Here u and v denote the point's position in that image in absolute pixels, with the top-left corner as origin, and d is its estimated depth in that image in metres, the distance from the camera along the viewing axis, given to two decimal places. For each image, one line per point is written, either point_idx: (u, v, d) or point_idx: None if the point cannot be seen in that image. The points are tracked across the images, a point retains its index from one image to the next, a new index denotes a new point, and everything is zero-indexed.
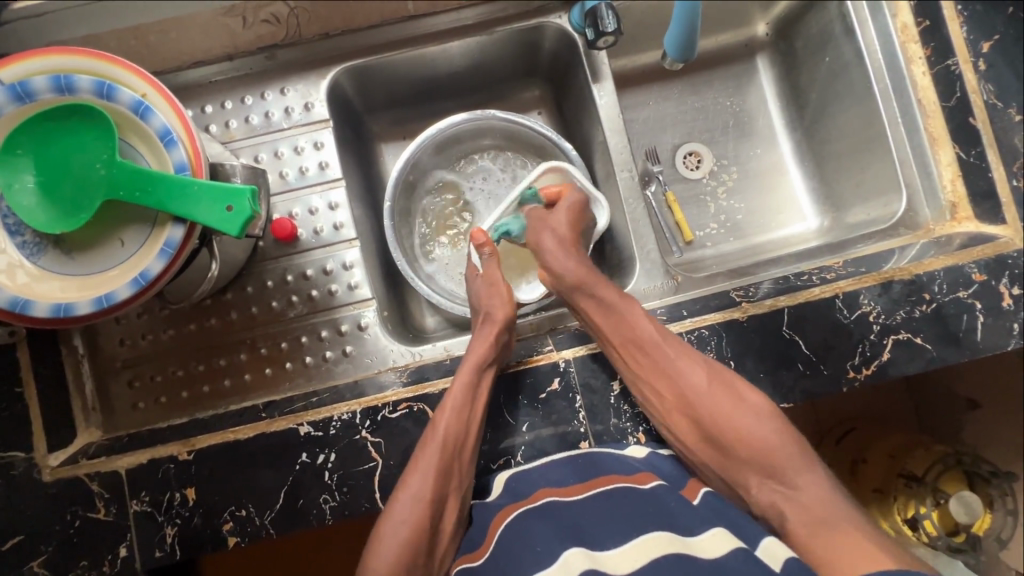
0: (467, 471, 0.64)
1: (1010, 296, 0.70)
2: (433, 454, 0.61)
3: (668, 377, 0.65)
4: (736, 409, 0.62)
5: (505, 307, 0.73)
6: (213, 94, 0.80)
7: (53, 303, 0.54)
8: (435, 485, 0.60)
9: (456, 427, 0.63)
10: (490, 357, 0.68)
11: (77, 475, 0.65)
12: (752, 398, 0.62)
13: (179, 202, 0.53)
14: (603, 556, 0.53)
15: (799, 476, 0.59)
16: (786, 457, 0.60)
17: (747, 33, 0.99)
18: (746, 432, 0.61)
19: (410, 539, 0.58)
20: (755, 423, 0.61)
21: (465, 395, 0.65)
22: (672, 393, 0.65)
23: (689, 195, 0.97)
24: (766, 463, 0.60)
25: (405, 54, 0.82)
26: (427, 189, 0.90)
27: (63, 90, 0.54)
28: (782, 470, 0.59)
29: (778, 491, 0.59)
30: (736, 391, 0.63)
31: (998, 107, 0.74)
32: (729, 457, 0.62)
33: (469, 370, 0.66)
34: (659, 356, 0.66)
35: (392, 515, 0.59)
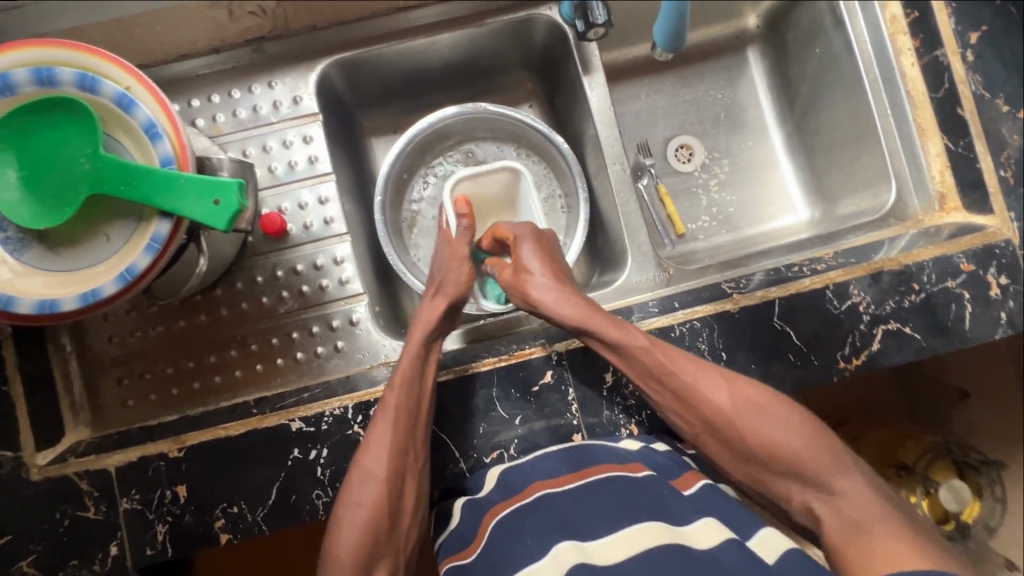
0: (423, 452, 0.63)
1: (998, 286, 0.70)
2: (386, 429, 0.61)
3: (691, 401, 0.62)
4: (764, 427, 0.60)
5: (459, 284, 0.73)
6: (200, 88, 0.79)
7: (37, 299, 0.53)
8: (388, 460, 0.60)
9: (406, 402, 0.63)
10: (435, 330, 0.69)
11: (66, 474, 0.64)
12: (782, 414, 0.60)
13: (165, 196, 0.53)
14: (592, 546, 0.54)
15: (836, 481, 0.57)
16: (824, 466, 0.57)
17: (737, 26, 0.99)
18: (781, 448, 0.59)
19: (367, 518, 0.58)
20: (745, 415, 0.60)
21: (414, 368, 0.65)
22: (700, 418, 0.63)
23: (681, 188, 0.97)
24: (805, 476, 0.58)
25: (394, 47, 0.81)
26: (418, 185, 0.89)
27: (44, 83, 0.53)
28: (825, 482, 0.57)
29: (819, 502, 0.58)
30: (761, 405, 0.61)
31: (986, 98, 0.75)
32: (744, 462, 0.61)
33: (416, 343, 0.67)
34: (687, 383, 0.62)
35: (350, 493, 0.60)
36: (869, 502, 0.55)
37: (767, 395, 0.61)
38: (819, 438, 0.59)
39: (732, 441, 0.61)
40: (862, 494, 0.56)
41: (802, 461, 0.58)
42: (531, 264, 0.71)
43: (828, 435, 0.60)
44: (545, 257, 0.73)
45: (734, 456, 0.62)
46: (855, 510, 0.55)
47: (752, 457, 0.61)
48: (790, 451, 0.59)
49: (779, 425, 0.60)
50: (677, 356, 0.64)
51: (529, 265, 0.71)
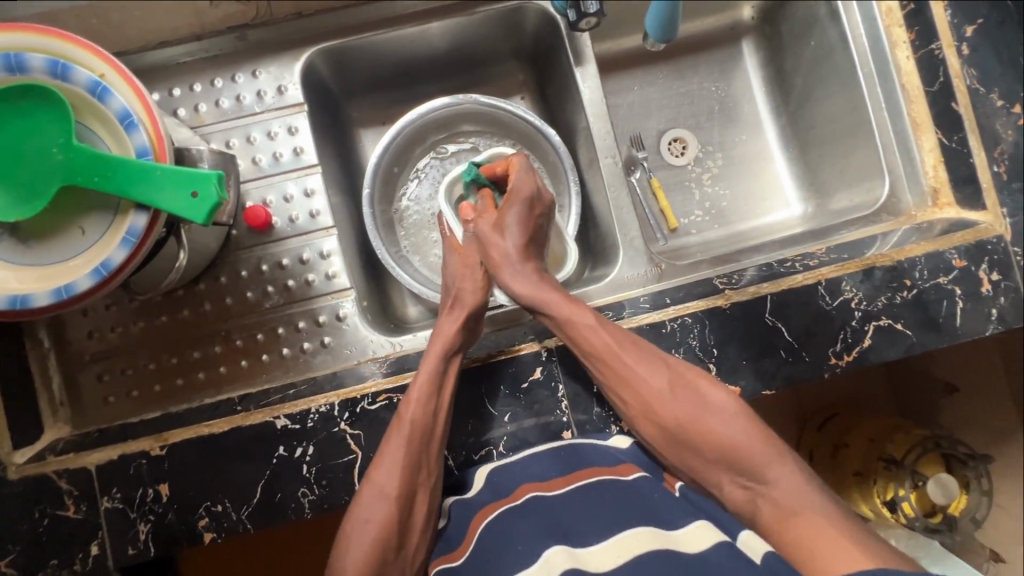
0: (434, 468, 0.62)
1: (990, 282, 0.70)
2: (399, 446, 0.61)
3: (627, 381, 0.62)
4: (695, 408, 0.61)
5: (476, 294, 0.71)
6: (181, 76, 0.77)
7: (9, 294, 0.52)
8: (401, 479, 0.60)
9: (421, 422, 0.62)
10: (455, 344, 0.67)
11: (44, 473, 0.63)
12: (714, 395, 0.61)
13: (140, 188, 0.51)
14: (584, 553, 0.53)
15: (772, 470, 0.57)
16: (756, 451, 0.58)
17: (731, 17, 0.97)
18: (713, 431, 0.60)
19: (377, 535, 0.58)
20: (712, 417, 0.60)
21: (431, 384, 0.63)
22: (636, 398, 0.63)
23: (674, 181, 0.96)
24: (733, 462, 0.58)
25: (382, 35, 0.79)
26: (409, 178, 0.88)
27: (13, 70, 0.51)
28: (750, 467, 0.57)
29: (747, 488, 0.58)
30: (692, 388, 0.62)
31: (981, 92, 0.74)
32: (705, 466, 0.60)
33: (434, 359, 0.65)
34: (625, 362, 0.63)
35: (358, 509, 0.59)
36: (799, 489, 0.55)
37: (698, 380, 0.62)
38: (748, 420, 0.59)
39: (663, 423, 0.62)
40: (792, 483, 0.55)
41: (735, 446, 0.58)
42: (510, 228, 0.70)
43: (759, 422, 0.60)
44: (524, 223, 0.71)
45: (671, 441, 0.62)
46: (787, 499, 0.54)
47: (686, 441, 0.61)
48: (713, 426, 0.60)
49: (746, 429, 0.59)
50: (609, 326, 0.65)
51: (507, 227, 0.70)
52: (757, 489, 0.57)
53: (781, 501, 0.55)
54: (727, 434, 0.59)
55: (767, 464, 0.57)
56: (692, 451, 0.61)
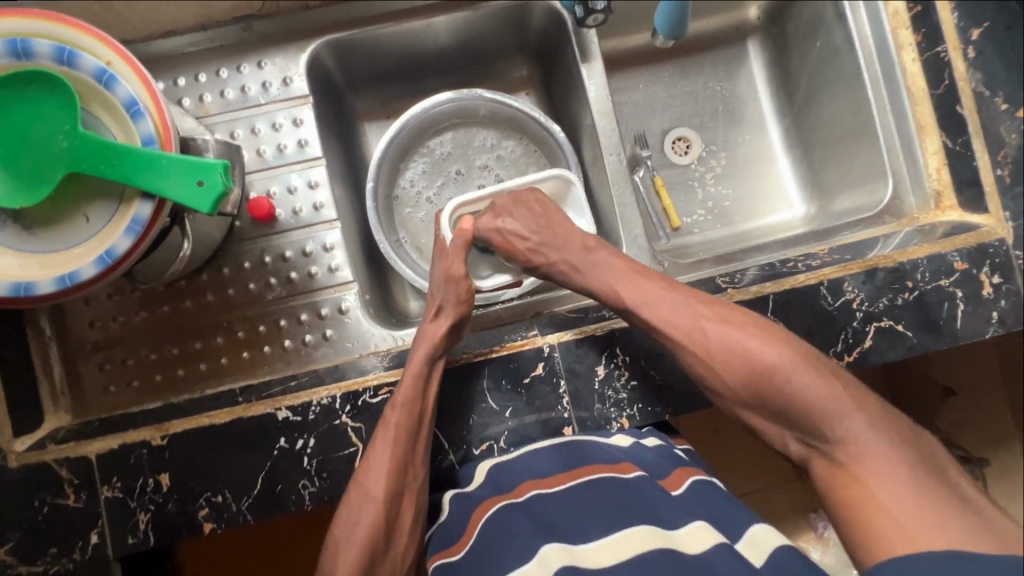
0: (421, 469, 0.62)
1: (991, 285, 0.70)
2: (386, 448, 0.60)
3: (688, 338, 0.60)
4: (760, 365, 0.56)
5: (461, 301, 0.69)
6: (187, 66, 0.76)
7: (12, 281, 0.51)
8: (388, 481, 0.59)
9: (407, 422, 0.62)
10: (439, 350, 0.66)
11: (45, 461, 0.63)
12: (771, 352, 0.55)
13: (146, 177, 0.51)
14: (582, 550, 0.53)
15: (836, 429, 0.52)
16: (823, 406, 0.52)
17: (737, 16, 0.98)
18: (776, 388, 0.55)
19: (365, 538, 0.57)
20: (793, 374, 0.54)
21: (416, 387, 0.63)
22: (710, 352, 0.59)
23: (677, 180, 0.97)
24: (793, 420, 0.54)
25: (388, 28, 0.79)
26: (413, 172, 0.88)
27: (20, 56, 0.51)
28: (815, 423, 0.53)
29: (812, 447, 0.54)
30: (757, 346, 0.56)
31: (985, 95, 0.74)
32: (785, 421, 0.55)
33: (418, 361, 0.65)
34: (689, 323, 0.60)
35: (348, 512, 0.59)
36: (873, 447, 0.50)
37: (766, 336, 0.57)
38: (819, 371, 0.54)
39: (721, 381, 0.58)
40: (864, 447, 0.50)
41: (796, 399, 0.53)
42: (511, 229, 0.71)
43: (833, 372, 0.55)
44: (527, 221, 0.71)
45: (732, 399, 0.58)
46: (859, 462, 0.50)
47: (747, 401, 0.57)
48: (774, 384, 0.55)
49: (830, 386, 0.53)
50: (673, 296, 0.62)
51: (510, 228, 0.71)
52: (823, 448, 0.53)
53: (852, 460, 0.50)
54: (810, 389, 0.53)
55: (834, 419, 0.52)
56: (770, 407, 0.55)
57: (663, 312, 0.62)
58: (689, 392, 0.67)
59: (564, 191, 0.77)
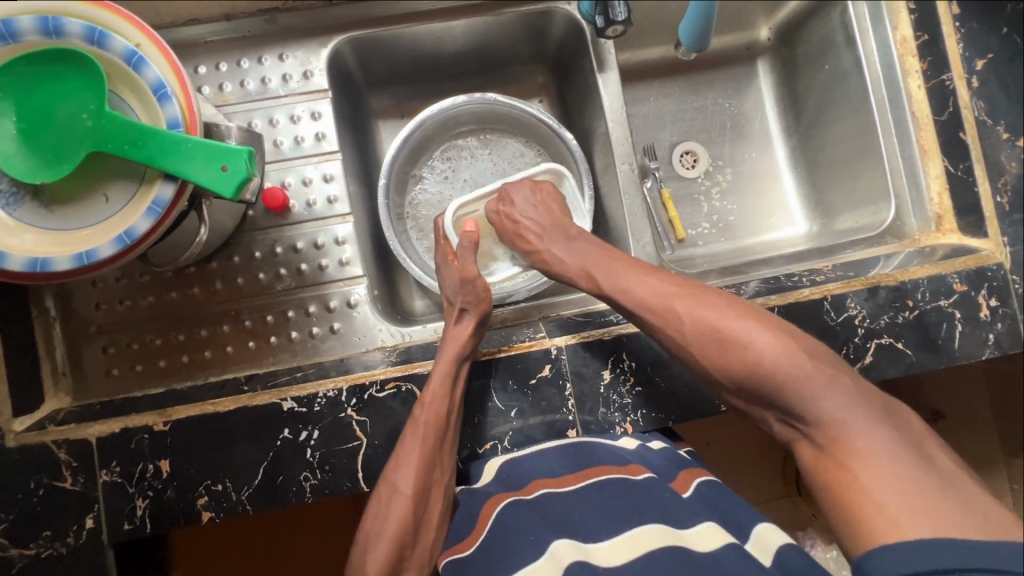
0: (449, 465, 0.62)
1: (988, 307, 0.72)
2: (414, 447, 0.60)
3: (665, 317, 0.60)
4: (733, 342, 0.56)
5: (478, 297, 0.71)
6: (209, 54, 0.77)
7: (29, 257, 0.51)
8: (416, 478, 0.59)
9: (434, 421, 0.61)
10: (467, 349, 0.67)
11: (43, 442, 0.62)
12: (752, 329, 0.56)
13: (170, 159, 0.51)
14: (593, 548, 0.55)
15: (818, 409, 0.51)
16: (795, 385, 0.52)
17: (749, 37, 1.00)
18: (753, 368, 0.54)
19: (394, 534, 0.57)
20: (775, 358, 0.53)
21: (443, 386, 0.63)
22: (695, 340, 0.58)
23: (683, 193, 0.98)
24: (775, 399, 0.54)
25: (409, 29, 0.80)
26: (435, 159, 0.89)
27: (51, 34, 0.51)
28: (792, 403, 0.52)
29: (794, 427, 0.53)
30: (735, 325, 0.56)
31: (988, 123, 0.76)
32: (764, 404, 0.55)
33: (449, 360, 0.65)
34: (667, 306, 0.61)
35: (378, 508, 0.59)
36: (841, 436, 0.50)
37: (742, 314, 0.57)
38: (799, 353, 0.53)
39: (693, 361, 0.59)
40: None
41: (771, 377, 0.53)
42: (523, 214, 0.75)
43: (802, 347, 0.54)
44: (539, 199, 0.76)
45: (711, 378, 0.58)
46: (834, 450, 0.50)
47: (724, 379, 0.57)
48: (753, 363, 0.54)
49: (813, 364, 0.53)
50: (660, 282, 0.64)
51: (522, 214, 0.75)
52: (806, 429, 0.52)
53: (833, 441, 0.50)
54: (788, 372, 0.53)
55: (811, 396, 0.51)
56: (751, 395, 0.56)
57: (644, 294, 0.63)
58: (694, 401, 0.67)
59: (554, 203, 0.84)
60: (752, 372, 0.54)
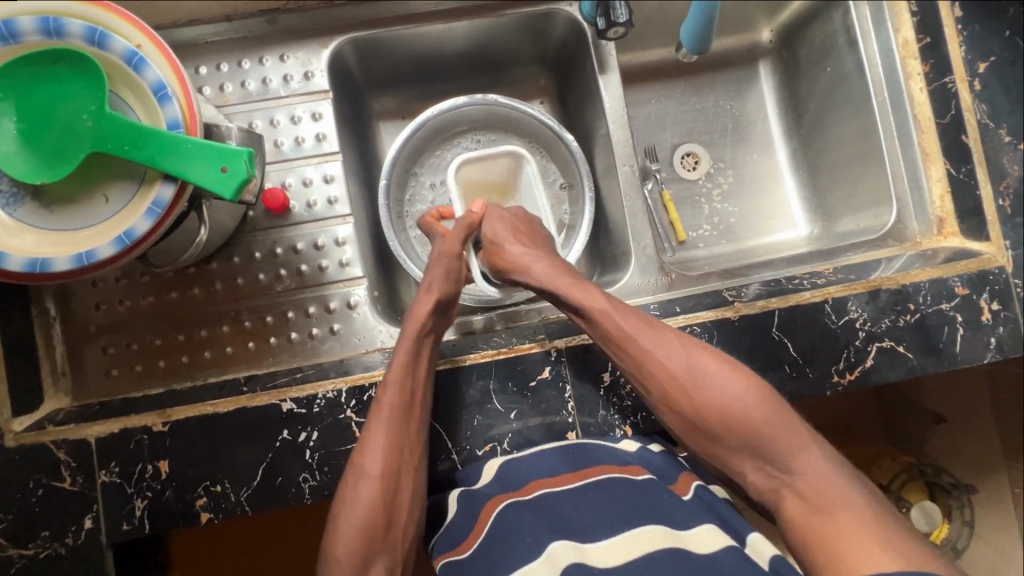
0: (418, 448, 0.62)
1: (990, 311, 0.72)
2: (380, 427, 0.60)
3: (648, 368, 0.62)
4: (702, 395, 0.61)
5: (445, 282, 0.71)
6: (210, 54, 0.77)
7: (29, 257, 0.51)
8: (382, 458, 0.59)
9: (399, 400, 0.62)
10: (426, 326, 0.67)
11: (42, 442, 0.62)
12: (735, 383, 0.60)
13: (170, 159, 0.51)
14: (590, 549, 0.57)
15: (797, 460, 0.57)
16: (778, 437, 0.58)
17: (751, 38, 1.00)
18: (739, 422, 0.59)
19: (364, 514, 0.57)
20: (738, 407, 0.59)
21: (406, 366, 0.63)
22: (657, 386, 0.62)
23: (684, 195, 0.98)
24: (759, 450, 0.58)
25: (410, 30, 0.80)
26: (436, 160, 0.89)
27: (51, 34, 0.51)
28: (774, 455, 0.58)
29: (773, 476, 0.58)
30: (699, 377, 0.61)
31: (990, 126, 0.76)
32: (724, 446, 0.61)
33: (407, 343, 0.65)
34: (631, 348, 0.63)
35: (345, 490, 0.59)
36: (830, 481, 0.55)
37: (699, 360, 0.62)
38: (757, 399, 0.59)
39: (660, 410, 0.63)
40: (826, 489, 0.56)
41: (742, 426, 0.59)
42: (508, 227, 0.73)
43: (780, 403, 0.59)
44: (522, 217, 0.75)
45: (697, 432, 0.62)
46: (819, 493, 0.55)
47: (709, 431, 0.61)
48: (741, 418, 0.59)
49: (764, 407, 0.59)
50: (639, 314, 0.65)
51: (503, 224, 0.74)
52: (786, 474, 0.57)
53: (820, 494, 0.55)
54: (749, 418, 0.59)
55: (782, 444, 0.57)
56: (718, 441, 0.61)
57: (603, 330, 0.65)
58: None
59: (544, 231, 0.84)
60: (713, 421, 0.60)
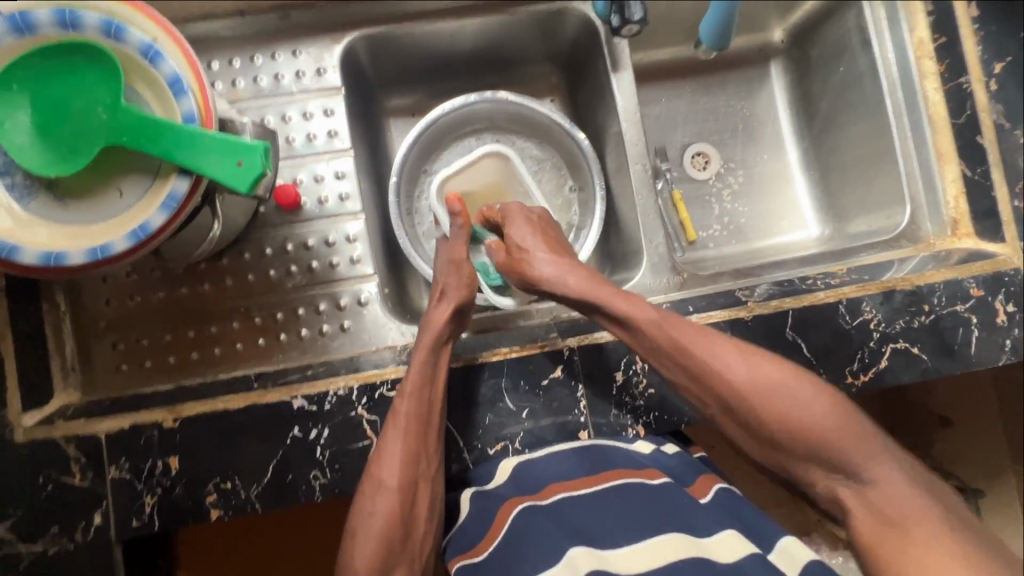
0: (434, 457, 0.61)
1: (1005, 313, 0.71)
2: (397, 438, 0.59)
3: (711, 380, 0.60)
4: (772, 404, 0.58)
5: (460, 288, 0.71)
6: (222, 50, 0.77)
7: (43, 251, 0.51)
8: (401, 470, 0.58)
9: (416, 411, 0.61)
10: (443, 335, 0.66)
11: (53, 437, 0.61)
12: (802, 390, 0.58)
13: (186, 153, 0.51)
14: (611, 555, 0.54)
15: (871, 470, 0.55)
16: (849, 445, 0.55)
17: (762, 38, 0.99)
18: (804, 429, 0.56)
19: (382, 528, 0.56)
20: (808, 416, 0.57)
21: (422, 378, 0.63)
22: (716, 398, 0.61)
23: (694, 195, 0.97)
24: (830, 458, 0.56)
25: (422, 27, 0.80)
26: (446, 158, 0.88)
27: (67, 26, 0.51)
28: (847, 463, 0.55)
29: (848, 487, 0.56)
30: (766, 384, 0.58)
31: (1006, 127, 0.76)
32: (789, 457, 0.58)
33: (425, 350, 0.64)
34: (682, 358, 0.61)
35: (362, 503, 0.58)
36: (900, 493, 0.53)
37: (761, 369, 0.59)
38: (829, 408, 0.57)
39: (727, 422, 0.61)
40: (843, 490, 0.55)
41: (813, 437, 0.56)
42: (523, 240, 0.72)
43: (846, 407, 0.57)
44: (538, 229, 0.74)
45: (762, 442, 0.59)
46: (889, 504, 0.53)
47: (772, 440, 0.58)
48: (811, 429, 0.56)
49: (833, 415, 0.56)
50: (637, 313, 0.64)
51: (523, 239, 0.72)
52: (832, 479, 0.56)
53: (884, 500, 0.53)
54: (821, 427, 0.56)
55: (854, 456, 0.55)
56: (783, 452, 0.58)
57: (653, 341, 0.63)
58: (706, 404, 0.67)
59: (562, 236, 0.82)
60: (777, 431, 0.58)
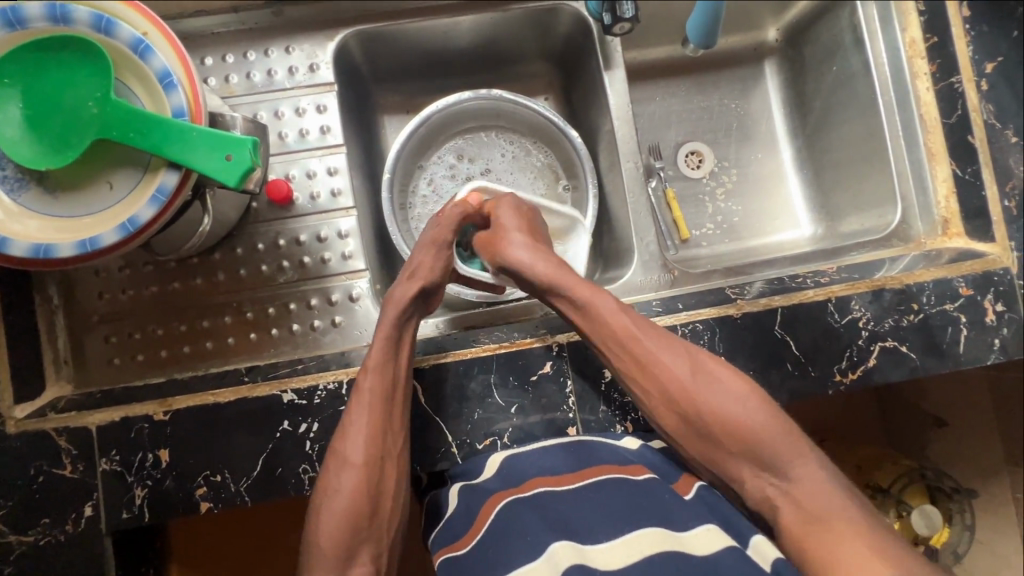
0: (400, 434, 0.62)
1: (994, 312, 0.71)
2: (362, 414, 0.60)
3: (651, 370, 0.62)
4: (706, 397, 0.60)
5: (433, 270, 0.70)
6: (215, 46, 0.77)
7: (32, 243, 0.51)
8: (367, 446, 0.59)
9: (381, 387, 0.62)
10: (407, 312, 0.67)
11: (44, 429, 0.62)
12: (740, 389, 0.60)
13: (175, 147, 0.51)
14: (592, 550, 0.53)
15: (796, 468, 0.57)
16: (779, 445, 0.57)
17: (757, 37, 0.99)
18: (738, 426, 0.58)
19: (348, 504, 0.57)
20: (744, 413, 0.59)
21: (385, 356, 0.64)
22: (658, 389, 0.62)
23: (688, 193, 0.98)
24: (761, 455, 0.58)
25: (415, 24, 0.80)
26: (438, 156, 0.88)
27: (58, 21, 0.52)
28: (773, 461, 0.57)
29: (773, 484, 0.57)
30: (704, 379, 0.61)
31: (996, 127, 0.76)
32: (719, 450, 0.60)
33: (388, 325, 0.65)
34: (629, 346, 0.63)
35: (327, 481, 0.59)
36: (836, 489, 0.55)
37: (703, 366, 0.62)
38: (763, 408, 0.59)
39: (660, 416, 0.63)
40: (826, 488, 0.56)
41: (744, 432, 0.58)
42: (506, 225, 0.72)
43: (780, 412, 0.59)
44: (522, 219, 0.73)
45: (693, 433, 0.61)
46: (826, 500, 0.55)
47: (705, 431, 0.60)
48: (744, 425, 0.58)
49: (766, 416, 0.59)
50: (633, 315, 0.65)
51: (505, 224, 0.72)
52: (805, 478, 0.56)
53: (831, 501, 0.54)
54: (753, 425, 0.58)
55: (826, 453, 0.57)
56: (715, 445, 0.60)
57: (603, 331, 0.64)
58: None
59: (570, 229, 0.80)
60: (710, 423, 0.60)
